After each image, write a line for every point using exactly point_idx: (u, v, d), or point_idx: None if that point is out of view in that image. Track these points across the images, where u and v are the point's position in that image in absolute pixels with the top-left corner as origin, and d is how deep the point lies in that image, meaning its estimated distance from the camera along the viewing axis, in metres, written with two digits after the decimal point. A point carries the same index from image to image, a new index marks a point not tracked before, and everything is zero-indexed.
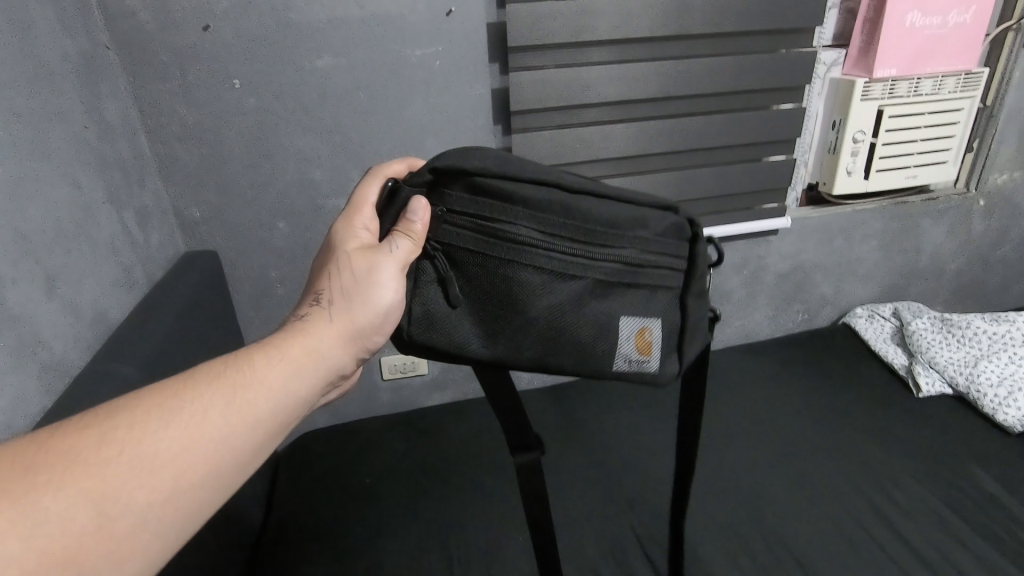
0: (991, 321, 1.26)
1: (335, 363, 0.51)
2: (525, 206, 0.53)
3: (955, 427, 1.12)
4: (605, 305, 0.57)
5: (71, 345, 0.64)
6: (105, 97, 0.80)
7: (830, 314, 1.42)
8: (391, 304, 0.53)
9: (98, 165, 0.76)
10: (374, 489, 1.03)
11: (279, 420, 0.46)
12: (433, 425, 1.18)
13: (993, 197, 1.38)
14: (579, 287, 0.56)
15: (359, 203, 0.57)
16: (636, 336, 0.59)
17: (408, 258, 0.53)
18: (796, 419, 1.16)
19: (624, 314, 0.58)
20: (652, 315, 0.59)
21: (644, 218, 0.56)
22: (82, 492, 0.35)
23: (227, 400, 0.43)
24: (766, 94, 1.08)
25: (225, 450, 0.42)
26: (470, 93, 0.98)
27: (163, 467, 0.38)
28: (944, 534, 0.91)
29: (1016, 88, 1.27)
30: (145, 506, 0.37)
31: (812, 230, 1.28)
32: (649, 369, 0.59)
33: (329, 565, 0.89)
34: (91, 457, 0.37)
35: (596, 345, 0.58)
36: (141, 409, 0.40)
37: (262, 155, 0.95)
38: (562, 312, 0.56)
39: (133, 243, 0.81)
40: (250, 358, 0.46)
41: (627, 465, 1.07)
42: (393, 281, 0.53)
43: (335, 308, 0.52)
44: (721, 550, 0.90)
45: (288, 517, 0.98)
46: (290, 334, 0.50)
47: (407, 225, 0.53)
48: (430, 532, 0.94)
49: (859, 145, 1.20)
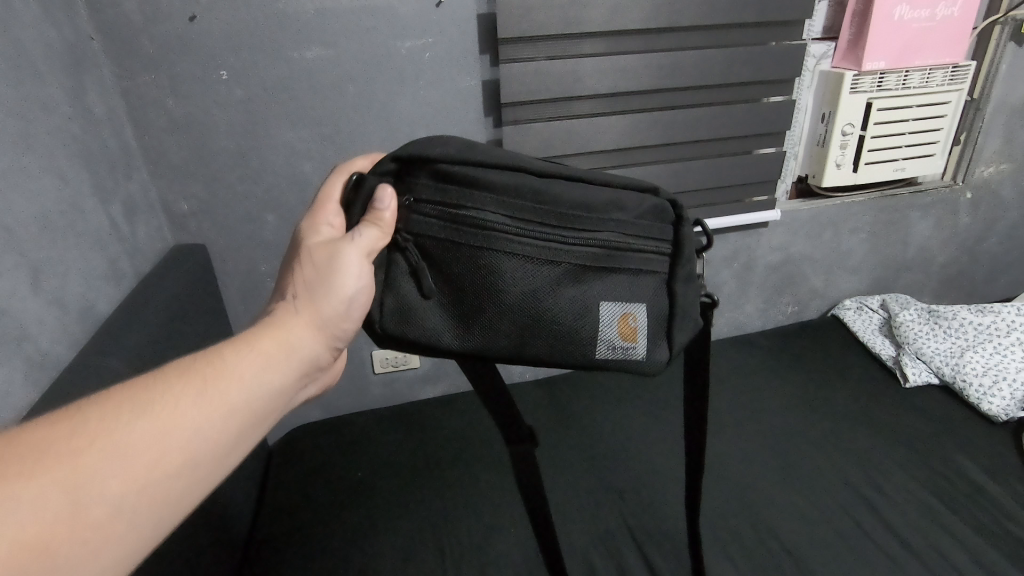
0: (977, 312, 1.27)
1: (313, 354, 0.49)
2: (492, 192, 0.54)
3: (942, 417, 1.14)
4: (583, 290, 0.57)
5: (58, 339, 0.64)
6: (90, 89, 0.79)
7: (819, 306, 1.44)
8: (360, 291, 0.52)
9: (83, 158, 0.75)
10: (366, 483, 1.03)
11: (260, 409, 0.45)
12: (426, 418, 1.18)
13: (980, 189, 1.40)
14: (555, 274, 0.56)
15: (324, 199, 0.55)
16: (619, 321, 0.58)
17: (375, 246, 0.52)
18: (785, 409, 1.17)
19: (604, 299, 0.58)
20: (636, 301, 0.59)
21: (622, 202, 0.57)
22: (53, 481, 0.34)
23: (200, 389, 0.42)
24: (756, 87, 1.08)
25: (204, 438, 0.40)
26: (461, 85, 0.98)
27: (137, 456, 0.37)
28: (929, 521, 0.93)
29: (1003, 81, 1.28)
30: (120, 495, 0.36)
31: (801, 222, 1.29)
32: (634, 357, 0.59)
33: (322, 558, 0.89)
34: (59, 448, 0.35)
35: (580, 331, 0.57)
36: (110, 401, 0.39)
37: (252, 148, 0.94)
38: (539, 298, 0.56)
39: (120, 236, 0.80)
40: (223, 349, 0.45)
41: (618, 455, 1.07)
42: (359, 268, 0.51)
43: (303, 302, 0.50)
44: (710, 538, 0.91)
45: (280, 511, 0.98)
46: (263, 328, 0.48)
47: (376, 214, 0.52)
48: (423, 524, 0.94)
49: (848, 138, 1.21)
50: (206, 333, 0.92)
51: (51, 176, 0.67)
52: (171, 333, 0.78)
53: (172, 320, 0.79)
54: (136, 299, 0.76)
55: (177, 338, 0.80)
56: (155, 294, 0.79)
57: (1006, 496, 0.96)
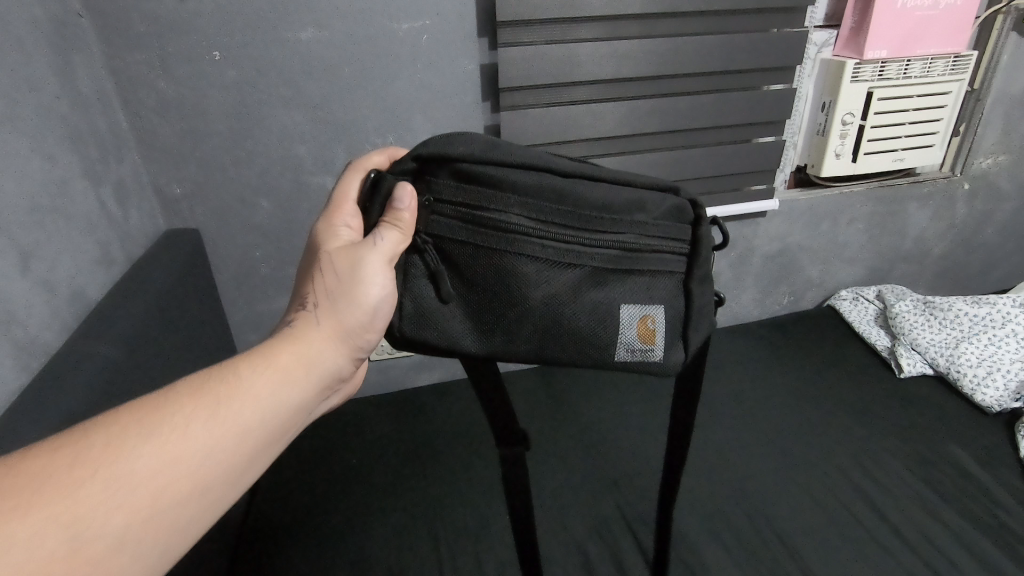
0: (973, 303, 1.26)
1: (331, 366, 0.50)
2: (514, 193, 0.53)
3: (936, 408, 1.14)
4: (603, 293, 0.58)
5: (47, 323, 0.63)
6: (79, 68, 0.77)
7: (815, 296, 1.44)
8: (380, 299, 0.53)
9: (71, 138, 0.73)
10: (361, 470, 1.03)
11: (272, 428, 0.45)
12: (421, 406, 1.18)
13: (978, 180, 1.39)
14: (575, 276, 0.56)
15: (340, 200, 0.56)
16: (638, 323, 0.59)
17: (396, 250, 0.53)
18: (779, 399, 1.17)
19: (623, 301, 0.58)
20: (654, 302, 0.59)
21: (644, 203, 0.57)
22: (53, 516, 0.34)
23: (210, 412, 0.42)
24: (756, 74, 1.07)
25: (213, 463, 0.41)
26: (458, 69, 0.96)
27: (142, 486, 0.37)
28: (922, 511, 0.93)
29: (1004, 71, 1.27)
30: (123, 528, 0.36)
31: (799, 212, 1.28)
32: (651, 358, 0.60)
33: (316, 546, 0.89)
34: (63, 479, 0.36)
35: (598, 333, 0.58)
36: (117, 424, 0.39)
37: (245, 131, 0.93)
38: (559, 302, 0.56)
39: (111, 219, 0.79)
40: (237, 366, 0.45)
41: (612, 443, 1.07)
42: (381, 275, 0.52)
43: (321, 311, 0.51)
44: (704, 526, 0.91)
45: (274, 497, 0.98)
46: (280, 341, 0.49)
47: (395, 214, 0.52)
48: (417, 512, 0.95)
49: (848, 127, 1.20)
50: (198, 319, 0.91)
51: (38, 155, 0.66)
52: (162, 319, 0.77)
53: (163, 304, 0.78)
54: (125, 283, 0.75)
55: (167, 322, 0.79)
56: (145, 278, 0.78)
57: (999, 486, 0.96)
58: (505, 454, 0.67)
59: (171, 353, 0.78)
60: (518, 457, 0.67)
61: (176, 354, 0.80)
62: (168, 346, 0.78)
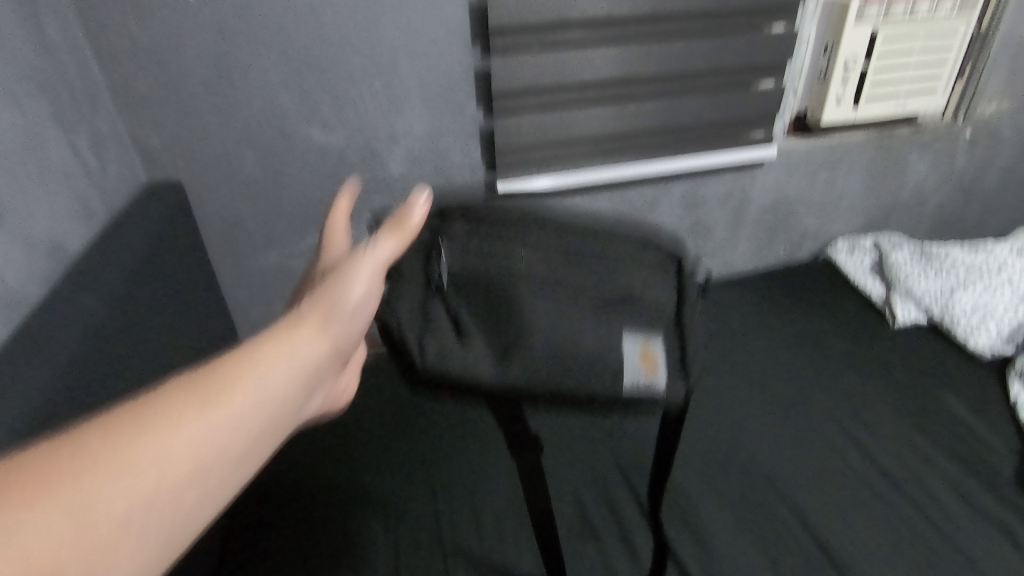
0: (970, 251, 1.22)
1: (319, 356, 0.49)
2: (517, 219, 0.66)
3: (931, 358, 1.15)
4: (603, 338, 0.77)
5: (26, 279, 0.61)
6: (43, 10, 0.73)
7: (812, 248, 1.41)
8: (366, 301, 0.55)
9: (45, 97, 0.71)
10: (345, 437, 1.03)
11: (271, 417, 0.44)
12: (398, 366, 1.16)
13: (981, 128, 1.36)
14: (557, 313, 0.77)
15: (333, 225, 0.64)
16: (644, 356, 0.77)
17: (391, 257, 0.57)
18: (772, 351, 1.17)
19: (629, 328, 0.78)
20: (653, 332, 0.79)
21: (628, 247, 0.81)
22: (57, 504, 0.33)
23: (208, 399, 0.41)
24: (758, 13, 1.03)
25: (214, 451, 0.40)
26: (445, 10, 0.92)
27: (143, 474, 0.36)
28: (917, 462, 0.96)
29: (1014, 10, 1.23)
30: (127, 513, 0.35)
31: (798, 162, 1.25)
32: (656, 391, 0.76)
33: (308, 523, 0.90)
34: (61, 470, 0.35)
35: (595, 366, 0.76)
36: (112, 414, 0.38)
37: (224, 78, 0.89)
38: (554, 348, 0.76)
39: (87, 172, 0.76)
40: (232, 357, 0.44)
41: (603, 399, 1.06)
42: (374, 279, 0.56)
43: (311, 313, 0.51)
44: (704, 484, 0.94)
45: (262, 468, 0.98)
46: (272, 335, 0.48)
47: (402, 220, 0.58)
48: (412, 481, 0.97)
49: (851, 72, 1.17)
50: (184, 279, 0.90)
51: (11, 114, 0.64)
52: (146, 288, 0.77)
53: (147, 270, 0.78)
54: (108, 246, 0.74)
55: (152, 289, 0.79)
56: (128, 242, 0.77)
57: (989, 433, 1.00)
58: (514, 432, 0.81)
59: (156, 321, 0.78)
60: (534, 442, 0.81)
61: (161, 322, 0.80)
62: (154, 313, 0.78)
